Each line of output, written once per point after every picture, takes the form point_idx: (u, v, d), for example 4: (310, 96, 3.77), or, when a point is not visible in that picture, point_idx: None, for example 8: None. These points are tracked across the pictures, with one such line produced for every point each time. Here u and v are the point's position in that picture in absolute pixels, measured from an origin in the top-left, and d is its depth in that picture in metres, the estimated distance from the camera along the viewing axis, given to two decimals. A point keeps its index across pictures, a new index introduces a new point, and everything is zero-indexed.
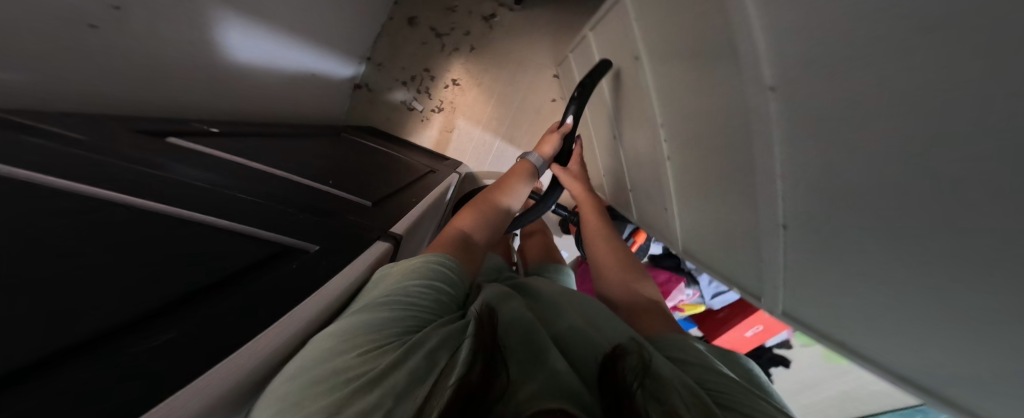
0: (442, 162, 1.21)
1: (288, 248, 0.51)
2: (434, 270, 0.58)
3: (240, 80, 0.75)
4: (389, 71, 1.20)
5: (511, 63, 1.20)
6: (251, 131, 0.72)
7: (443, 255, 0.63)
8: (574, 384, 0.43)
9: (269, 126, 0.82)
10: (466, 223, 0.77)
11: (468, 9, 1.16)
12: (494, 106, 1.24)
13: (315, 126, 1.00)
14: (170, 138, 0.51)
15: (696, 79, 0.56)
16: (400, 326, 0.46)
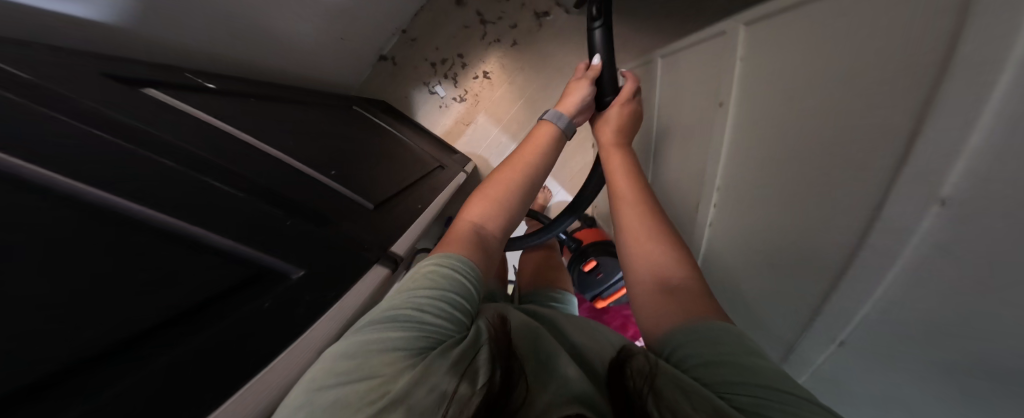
0: (452, 155, 1.10)
1: (270, 267, 0.43)
2: (448, 276, 0.51)
3: (242, 23, 0.68)
4: (420, 49, 1.10)
5: (551, 67, 1.08)
6: (248, 91, 0.65)
7: (454, 257, 0.54)
8: (590, 390, 0.35)
9: (271, 87, 0.73)
10: (483, 220, 0.66)
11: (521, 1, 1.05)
12: (521, 108, 1.11)
13: (325, 94, 0.90)
14: (148, 89, 0.47)
15: (774, 144, 0.48)
16: (418, 342, 0.40)
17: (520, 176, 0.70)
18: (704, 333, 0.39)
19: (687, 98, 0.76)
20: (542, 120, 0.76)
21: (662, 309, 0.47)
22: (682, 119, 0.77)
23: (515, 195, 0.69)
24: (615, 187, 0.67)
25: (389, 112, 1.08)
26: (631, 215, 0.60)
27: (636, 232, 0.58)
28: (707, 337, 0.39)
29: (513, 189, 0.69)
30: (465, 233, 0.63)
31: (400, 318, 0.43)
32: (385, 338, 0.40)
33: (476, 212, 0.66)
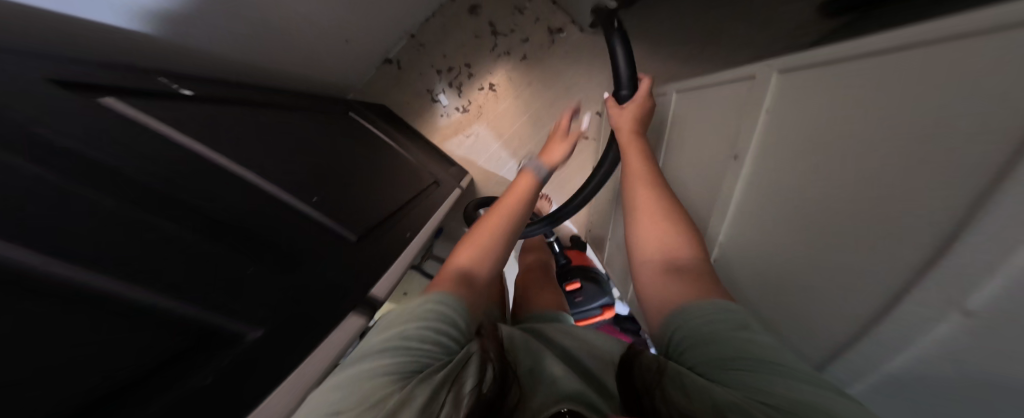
0: (447, 168, 1.06)
1: (218, 329, 0.39)
2: (440, 304, 0.50)
3: (237, 19, 0.64)
4: (427, 54, 1.06)
5: (559, 86, 1.05)
6: (232, 99, 0.61)
7: (442, 293, 0.52)
8: (577, 388, 0.37)
9: (259, 93, 0.70)
10: (473, 259, 0.62)
11: (536, 15, 1.03)
12: (524, 125, 1.08)
13: (319, 99, 0.86)
14: (104, 98, 0.42)
15: (795, 215, 0.45)
16: (407, 371, 0.39)
17: (506, 216, 0.69)
18: (698, 310, 0.44)
19: (696, 137, 0.76)
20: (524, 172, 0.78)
21: (665, 287, 0.53)
22: (692, 158, 0.76)
23: (502, 236, 0.67)
24: (634, 178, 0.70)
25: (385, 119, 1.02)
26: (643, 204, 0.66)
27: (649, 219, 0.63)
28: (702, 315, 0.43)
29: (500, 228, 0.68)
30: (452, 276, 0.58)
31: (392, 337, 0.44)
32: (379, 354, 0.41)
33: (464, 253, 0.63)
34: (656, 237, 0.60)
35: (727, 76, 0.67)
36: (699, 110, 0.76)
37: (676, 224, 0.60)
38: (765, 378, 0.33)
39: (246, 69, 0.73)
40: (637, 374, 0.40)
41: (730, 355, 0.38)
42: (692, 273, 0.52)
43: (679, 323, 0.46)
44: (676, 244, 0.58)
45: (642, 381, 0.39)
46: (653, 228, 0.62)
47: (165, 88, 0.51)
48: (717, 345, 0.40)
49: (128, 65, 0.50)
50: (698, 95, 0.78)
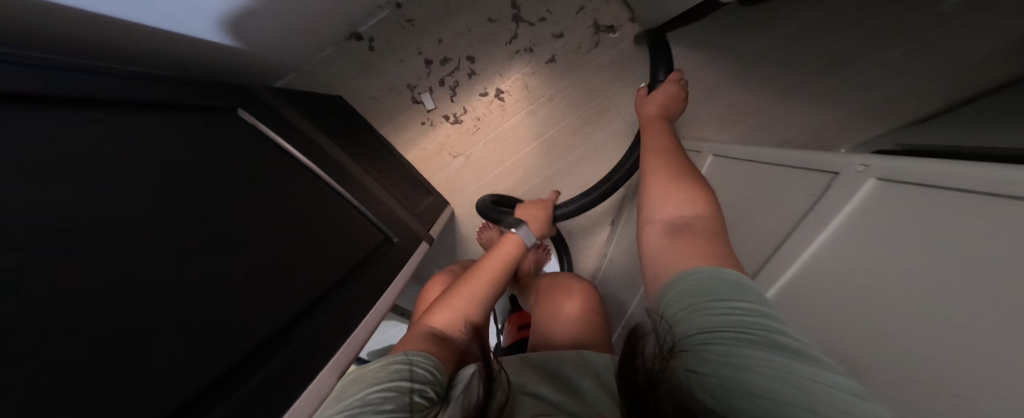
0: (418, 205, 0.69)
1: None
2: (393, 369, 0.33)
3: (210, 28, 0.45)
4: (417, 36, 0.71)
5: (593, 106, 0.75)
6: (152, 101, 0.33)
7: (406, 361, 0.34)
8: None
9: (195, 85, 0.39)
10: (445, 323, 0.42)
11: (581, 2, 0.69)
12: (534, 153, 0.78)
13: (242, 84, 0.48)
14: None
15: None
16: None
17: (480, 281, 0.48)
18: (694, 286, 0.31)
19: (774, 244, 0.38)
20: (507, 234, 0.56)
21: (664, 252, 0.38)
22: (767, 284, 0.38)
23: (479, 307, 0.46)
24: (648, 150, 0.50)
25: (311, 114, 0.57)
26: (658, 173, 0.45)
27: (658, 183, 0.45)
28: (691, 288, 0.31)
29: (476, 299, 0.46)
30: (418, 341, 0.39)
31: (374, 391, 0.30)
32: (356, 410, 0.29)
33: (437, 306, 0.45)
34: (663, 200, 0.42)
35: (823, 161, 0.35)
36: (752, 196, 0.45)
37: (681, 176, 0.44)
38: (745, 352, 0.25)
39: (129, 36, 0.40)
40: (641, 364, 0.28)
41: (695, 326, 0.28)
42: (690, 236, 0.37)
43: (674, 298, 0.32)
44: (682, 205, 0.41)
45: (649, 365, 0.28)
46: (660, 189, 0.44)
47: (73, 100, 0.26)
48: (686, 307, 0.30)
49: (54, 64, 0.25)
50: (754, 172, 0.46)
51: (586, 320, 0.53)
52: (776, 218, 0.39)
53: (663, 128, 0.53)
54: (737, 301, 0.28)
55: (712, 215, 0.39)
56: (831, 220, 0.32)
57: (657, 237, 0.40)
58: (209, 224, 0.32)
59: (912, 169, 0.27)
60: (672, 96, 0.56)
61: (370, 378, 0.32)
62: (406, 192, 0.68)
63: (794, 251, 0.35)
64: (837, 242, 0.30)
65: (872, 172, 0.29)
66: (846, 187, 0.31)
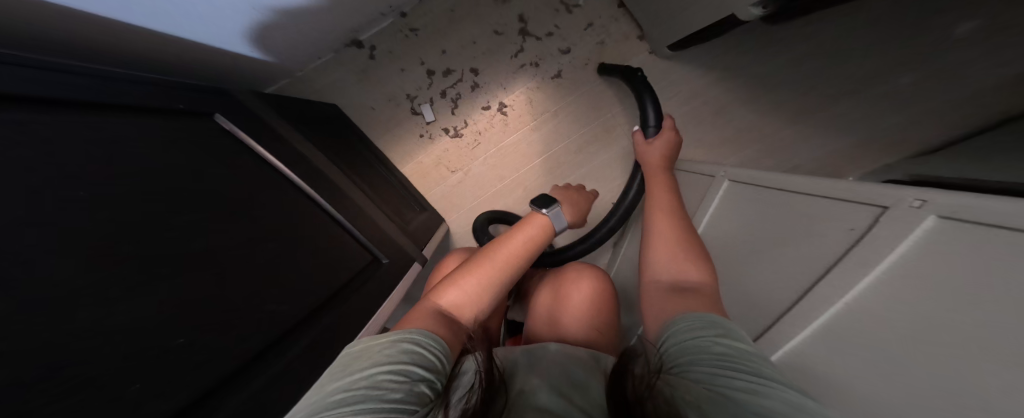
0: (410, 221, 0.65)
1: None
2: (408, 351, 0.27)
3: (219, 39, 0.46)
4: (421, 46, 0.69)
5: (599, 123, 0.72)
6: (135, 104, 0.29)
7: (417, 342, 0.28)
8: None
9: (179, 89, 0.35)
10: (455, 306, 0.35)
11: (588, 18, 0.69)
12: (537, 170, 0.74)
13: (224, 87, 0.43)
14: None
15: None
16: None
17: (498, 255, 0.39)
18: (699, 335, 0.27)
19: (806, 283, 0.34)
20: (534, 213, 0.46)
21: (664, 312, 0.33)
22: (798, 330, 0.34)
23: (490, 291, 0.38)
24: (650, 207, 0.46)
25: (296, 121, 0.54)
26: (661, 230, 0.41)
27: (659, 241, 0.41)
28: (699, 332, 0.27)
29: (494, 283, 0.38)
30: (418, 319, 0.32)
31: (383, 374, 0.25)
32: (360, 395, 0.24)
33: (445, 281, 0.37)
34: (665, 258, 0.39)
35: (869, 192, 0.31)
36: (776, 228, 0.41)
37: (680, 236, 0.40)
38: (743, 375, 0.23)
39: (106, 37, 0.36)
40: (632, 378, 0.28)
41: (685, 349, 0.27)
42: (693, 297, 0.33)
43: (680, 346, 0.28)
44: (683, 267, 0.37)
45: (639, 386, 0.26)
46: (661, 247, 0.40)
47: (59, 102, 0.23)
48: (678, 333, 0.29)
49: (37, 62, 0.22)
50: (781, 200, 0.42)
51: (596, 319, 0.44)
52: (810, 253, 0.35)
53: (666, 180, 0.49)
54: (744, 345, 0.26)
55: (715, 278, 0.35)
56: (881, 261, 0.28)
57: (659, 296, 0.36)
58: (177, 239, 0.27)
59: (973, 207, 0.23)
60: (669, 146, 0.53)
61: (381, 355, 0.27)
62: (398, 208, 0.63)
63: (834, 295, 0.31)
64: (890, 291, 0.26)
65: (931, 209, 0.25)
66: (900, 224, 0.27)
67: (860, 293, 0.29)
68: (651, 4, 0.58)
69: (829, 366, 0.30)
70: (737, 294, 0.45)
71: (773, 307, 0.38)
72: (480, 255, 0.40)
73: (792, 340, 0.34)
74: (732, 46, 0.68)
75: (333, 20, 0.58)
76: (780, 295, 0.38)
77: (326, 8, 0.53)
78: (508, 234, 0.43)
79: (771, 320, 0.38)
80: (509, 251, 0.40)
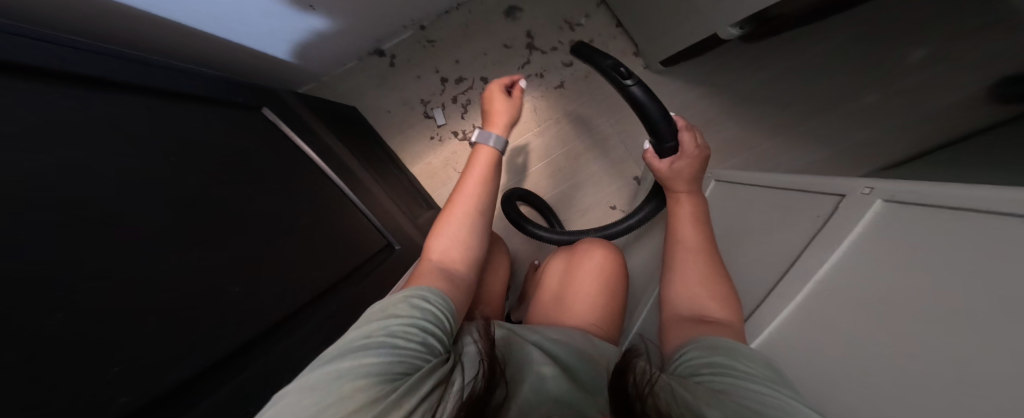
0: (419, 217, 0.67)
1: None
2: (421, 306, 0.28)
3: (254, 43, 0.51)
4: (436, 55, 0.75)
5: (599, 130, 0.77)
6: (164, 87, 0.33)
7: (425, 296, 0.29)
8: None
9: (214, 82, 0.40)
10: (445, 254, 0.37)
11: (589, 35, 0.75)
12: (540, 172, 0.77)
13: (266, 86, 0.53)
14: None
15: None
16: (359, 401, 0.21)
17: (470, 203, 0.41)
18: (700, 352, 0.30)
19: (782, 269, 0.36)
20: (478, 144, 0.46)
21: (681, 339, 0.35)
22: (777, 312, 0.34)
23: (474, 232, 0.40)
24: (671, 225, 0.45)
25: (327, 122, 0.59)
26: (685, 264, 0.41)
27: (681, 273, 0.41)
28: (712, 346, 0.30)
29: (473, 221, 0.40)
30: (426, 279, 0.33)
31: (399, 322, 0.26)
32: (380, 341, 0.25)
33: (433, 234, 0.39)
34: (686, 295, 0.39)
35: (830, 184, 0.35)
36: (759, 221, 0.44)
37: (711, 269, 0.39)
38: (754, 389, 0.25)
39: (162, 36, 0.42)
40: (633, 374, 0.29)
41: (698, 365, 0.30)
42: (715, 328, 0.33)
43: (693, 359, 0.31)
44: (707, 301, 0.37)
45: (639, 380, 0.28)
46: (682, 282, 0.40)
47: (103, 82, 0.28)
48: (693, 350, 0.31)
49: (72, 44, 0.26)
50: (764, 196, 0.44)
51: (605, 299, 0.44)
52: (785, 241, 0.38)
53: (695, 203, 0.45)
54: (764, 367, 0.28)
55: (736, 310, 0.35)
56: (842, 241, 0.31)
57: (680, 327, 0.37)
58: (208, 203, 0.30)
59: (913, 191, 0.27)
60: (696, 165, 0.46)
61: (396, 307, 0.27)
62: (407, 204, 0.66)
63: (806, 275, 0.32)
64: (847, 265, 0.29)
65: (879, 194, 0.30)
66: (853, 208, 0.31)
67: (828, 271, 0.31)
68: (645, 24, 0.65)
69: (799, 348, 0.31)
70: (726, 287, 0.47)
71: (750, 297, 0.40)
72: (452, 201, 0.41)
73: (773, 323, 0.34)
74: (718, 64, 0.75)
75: (355, 31, 0.64)
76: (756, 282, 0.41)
77: (349, 17, 0.58)
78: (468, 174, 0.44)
79: (753, 309, 0.38)
80: (477, 186, 0.42)
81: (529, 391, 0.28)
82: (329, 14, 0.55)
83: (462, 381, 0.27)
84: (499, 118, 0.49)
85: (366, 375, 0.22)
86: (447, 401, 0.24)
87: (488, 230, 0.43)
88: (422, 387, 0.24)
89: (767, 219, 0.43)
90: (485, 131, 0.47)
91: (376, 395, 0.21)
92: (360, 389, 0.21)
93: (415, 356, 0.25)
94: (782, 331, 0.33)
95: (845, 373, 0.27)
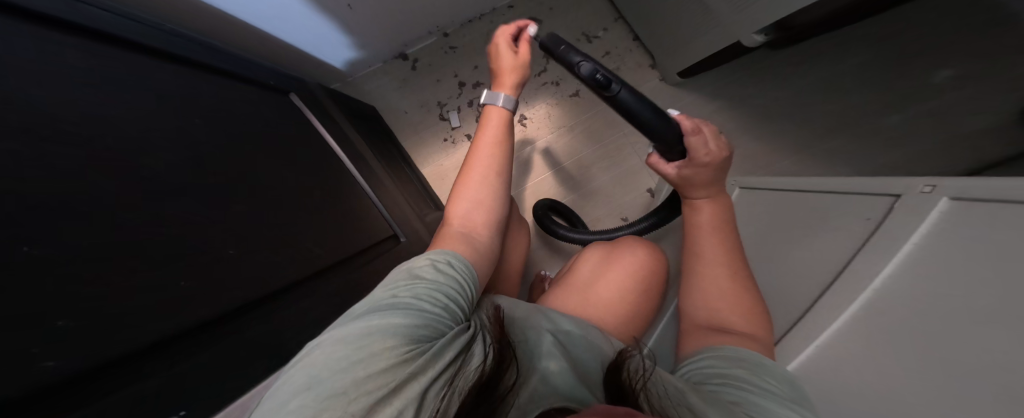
0: (426, 215, 0.65)
1: None
2: (444, 275, 0.31)
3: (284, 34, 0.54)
4: (458, 61, 0.78)
5: (612, 140, 0.76)
6: (188, 58, 0.35)
7: (450, 260, 0.32)
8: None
9: (234, 60, 0.42)
10: (466, 218, 0.39)
11: (606, 48, 0.77)
12: (553, 178, 0.76)
13: (295, 76, 0.55)
14: None
15: None
16: (389, 355, 0.23)
17: (486, 179, 0.41)
18: (718, 362, 0.29)
19: (828, 278, 0.32)
20: (488, 105, 0.46)
21: (700, 345, 0.34)
22: (826, 324, 0.29)
23: (491, 194, 0.41)
24: (691, 228, 0.43)
25: (348, 113, 0.61)
26: (706, 269, 0.38)
27: (703, 278, 0.38)
28: (722, 358, 0.29)
29: (494, 185, 0.42)
30: (450, 242, 0.36)
31: (422, 286, 0.29)
32: (406, 305, 0.27)
33: (456, 195, 0.41)
34: (703, 303, 0.37)
35: (883, 183, 0.31)
36: (790, 226, 0.40)
37: (739, 279, 0.36)
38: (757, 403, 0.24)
39: (206, 21, 0.45)
40: (625, 371, 0.27)
41: (714, 374, 0.28)
42: (738, 340, 0.31)
43: (699, 364, 0.31)
44: (730, 313, 0.34)
45: (631, 375, 0.27)
46: (704, 289, 0.38)
47: (129, 43, 0.29)
48: (709, 358, 0.30)
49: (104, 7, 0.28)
50: (798, 200, 0.41)
51: (631, 299, 0.41)
52: (827, 244, 0.34)
53: (721, 209, 0.43)
54: (777, 382, 0.26)
55: (760, 323, 0.32)
56: (901, 245, 0.27)
57: (698, 336, 0.35)
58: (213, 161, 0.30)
59: (982, 186, 0.23)
60: (713, 171, 0.42)
61: (420, 272, 0.30)
62: (417, 201, 0.64)
63: (858, 286, 0.28)
64: (916, 274, 0.25)
65: (942, 192, 0.26)
66: (912, 209, 0.27)
67: (885, 280, 0.27)
68: (662, 35, 0.66)
69: (847, 366, 0.27)
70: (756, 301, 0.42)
71: (790, 314, 0.34)
72: (467, 157, 0.43)
73: (819, 338, 0.29)
74: (733, 81, 0.76)
75: (380, 32, 0.68)
76: (789, 294, 0.36)
77: (374, 14, 0.61)
78: (483, 129, 0.44)
79: (793, 322, 0.33)
80: (490, 144, 0.43)
81: (539, 382, 0.28)
82: (356, 8, 0.58)
83: (481, 348, 0.30)
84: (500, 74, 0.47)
85: (396, 333, 0.25)
86: (469, 363, 0.28)
87: (507, 191, 0.44)
88: (446, 352, 0.27)
89: (799, 222, 0.39)
90: (493, 91, 0.46)
91: (404, 354, 0.24)
92: (391, 345, 0.24)
93: (438, 320, 0.28)
94: (830, 349, 0.28)
95: (872, 388, 0.25)
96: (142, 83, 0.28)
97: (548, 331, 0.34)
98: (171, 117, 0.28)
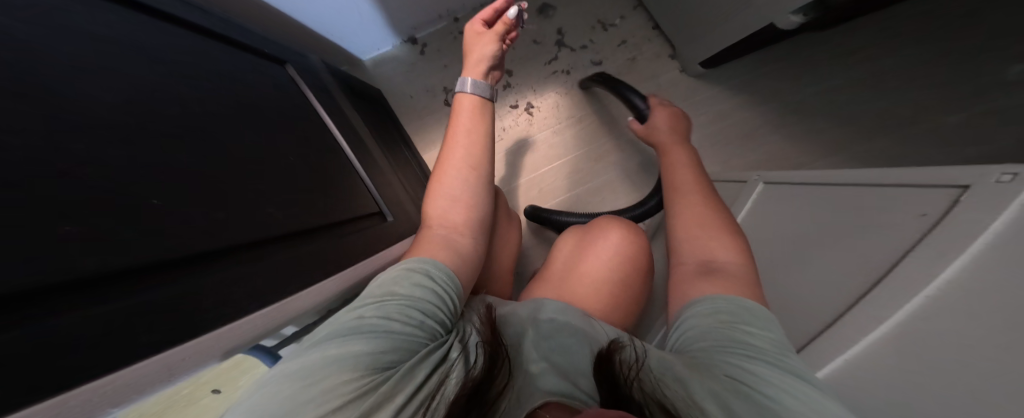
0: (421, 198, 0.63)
1: None
2: (419, 288, 0.27)
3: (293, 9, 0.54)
4: None
5: (623, 132, 0.72)
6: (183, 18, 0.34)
7: (428, 269, 0.29)
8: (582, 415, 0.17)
9: (230, 24, 0.41)
10: (444, 218, 0.36)
11: (622, 37, 0.73)
12: (557, 171, 0.72)
13: (298, 51, 0.54)
14: None
15: None
16: (347, 390, 0.20)
17: (464, 175, 0.38)
18: (710, 307, 0.27)
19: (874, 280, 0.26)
20: (459, 94, 0.43)
21: (687, 294, 0.30)
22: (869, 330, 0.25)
23: (474, 194, 0.38)
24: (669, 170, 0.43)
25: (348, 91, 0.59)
26: (685, 213, 0.37)
27: (691, 220, 0.36)
28: (708, 316, 0.26)
29: (478, 184, 0.39)
30: (431, 248, 0.32)
31: (393, 303, 0.26)
32: (372, 329, 0.24)
33: (436, 194, 0.38)
34: (691, 241, 0.34)
35: (947, 174, 0.26)
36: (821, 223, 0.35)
37: (713, 209, 0.36)
38: (740, 364, 0.22)
39: None
40: (618, 366, 0.24)
41: (698, 336, 0.26)
42: (724, 284, 0.28)
43: (695, 310, 0.27)
44: (713, 247, 0.32)
45: (625, 372, 0.24)
46: (688, 231, 0.35)
47: None
48: (694, 318, 0.27)
49: None
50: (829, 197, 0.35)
51: (620, 278, 0.38)
52: (872, 246, 0.28)
53: (682, 154, 0.44)
54: (748, 327, 0.24)
55: (748, 258, 0.31)
56: (967, 245, 0.22)
57: (689, 280, 0.31)
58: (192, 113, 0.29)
59: None
60: (672, 118, 0.49)
61: (392, 287, 0.27)
62: (413, 185, 0.62)
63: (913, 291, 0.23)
64: (990, 275, 0.20)
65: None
66: (984, 203, 0.22)
67: (945, 284, 0.22)
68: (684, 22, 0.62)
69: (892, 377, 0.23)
70: (774, 306, 0.37)
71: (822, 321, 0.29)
72: (445, 150, 0.40)
73: (853, 348, 0.25)
74: (762, 76, 0.70)
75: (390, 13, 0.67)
76: (819, 299, 0.31)
77: None
78: (458, 118, 0.42)
79: (821, 330, 0.29)
80: (477, 141, 0.40)
81: (525, 383, 0.26)
82: None
83: (461, 361, 0.27)
84: (473, 60, 0.45)
85: (358, 362, 0.22)
86: (450, 380, 0.25)
87: (491, 187, 0.41)
88: (417, 373, 0.24)
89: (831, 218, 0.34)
90: (462, 77, 0.44)
91: (363, 385, 0.21)
92: (349, 378, 0.21)
93: (410, 344, 0.25)
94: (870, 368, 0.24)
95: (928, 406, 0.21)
96: (124, 30, 0.27)
97: (533, 323, 0.32)
98: (151, 66, 0.27)
